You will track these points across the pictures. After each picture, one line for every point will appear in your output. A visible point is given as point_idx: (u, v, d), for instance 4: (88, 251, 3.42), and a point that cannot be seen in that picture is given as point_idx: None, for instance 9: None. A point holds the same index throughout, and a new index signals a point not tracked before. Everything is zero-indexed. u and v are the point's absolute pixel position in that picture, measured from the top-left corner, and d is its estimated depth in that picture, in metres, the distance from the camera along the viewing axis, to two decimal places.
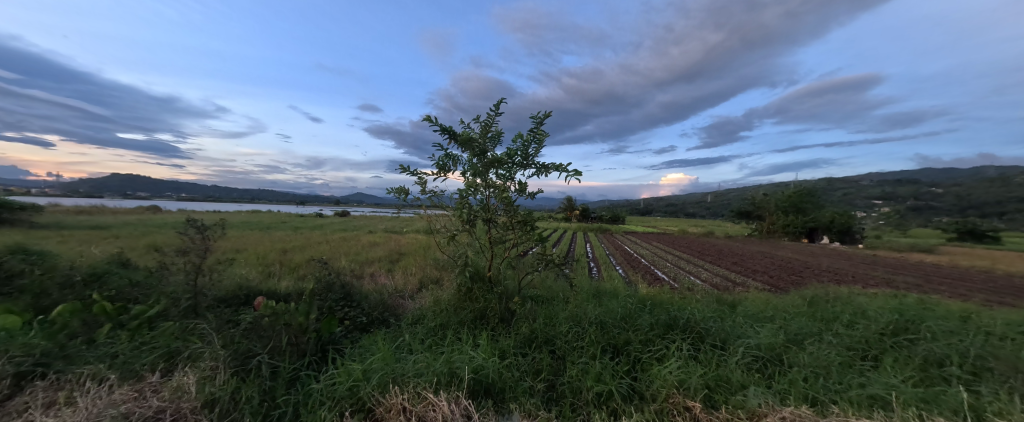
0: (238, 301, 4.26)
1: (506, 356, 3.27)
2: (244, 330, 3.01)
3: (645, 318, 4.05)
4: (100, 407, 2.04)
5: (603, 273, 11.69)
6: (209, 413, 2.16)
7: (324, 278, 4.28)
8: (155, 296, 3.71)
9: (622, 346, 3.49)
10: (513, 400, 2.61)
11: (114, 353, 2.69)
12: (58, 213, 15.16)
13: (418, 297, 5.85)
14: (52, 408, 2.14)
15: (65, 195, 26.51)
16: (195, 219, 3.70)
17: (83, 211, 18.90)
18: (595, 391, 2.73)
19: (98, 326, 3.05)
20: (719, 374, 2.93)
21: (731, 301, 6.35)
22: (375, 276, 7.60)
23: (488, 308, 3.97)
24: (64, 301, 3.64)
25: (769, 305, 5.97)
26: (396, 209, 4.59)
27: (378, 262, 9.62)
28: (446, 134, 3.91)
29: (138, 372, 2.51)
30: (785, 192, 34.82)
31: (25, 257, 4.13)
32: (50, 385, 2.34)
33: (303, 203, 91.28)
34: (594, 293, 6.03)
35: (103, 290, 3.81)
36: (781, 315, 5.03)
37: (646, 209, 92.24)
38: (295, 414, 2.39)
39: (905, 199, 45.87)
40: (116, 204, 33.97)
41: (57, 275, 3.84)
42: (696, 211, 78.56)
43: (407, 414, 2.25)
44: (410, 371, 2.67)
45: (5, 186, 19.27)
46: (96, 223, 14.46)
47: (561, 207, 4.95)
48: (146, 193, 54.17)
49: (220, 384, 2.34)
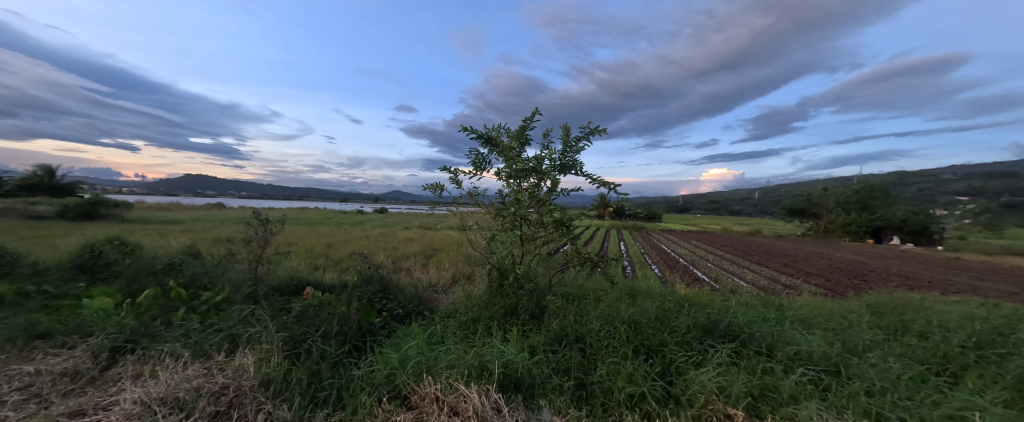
0: (290, 290, 4.61)
1: (536, 352, 3.28)
2: (296, 317, 3.29)
3: (683, 319, 3.89)
4: (176, 380, 2.31)
5: (637, 272, 11.33)
6: (265, 391, 2.38)
7: (364, 272, 4.54)
8: (220, 284, 4.12)
9: (657, 348, 3.39)
10: (542, 396, 2.63)
11: (187, 333, 3.03)
12: (143, 209, 17.28)
13: (450, 292, 6.01)
14: (140, 378, 2.47)
15: (143, 195, 30.37)
16: (259, 212, 3.96)
17: (161, 208, 21.43)
18: (626, 392, 2.67)
19: (174, 309, 3.45)
20: (763, 382, 2.76)
21: (780, 305, 5.87)
22: (410, 271, 7.89)
23: (519, 304, 4.00)
24: (148, 286, 4.17)
25: (826, 311, 5.48)
26: (431, 206, 4.74)
27: (413, 257, 10.02)
28: (482, 140, 3.94)
29: (206, 351, 2.80)
30: (846, 186, 31.54)
31: (121, 247, 4.83)
32: (138, 359, 2.70)
33: (346, 201, 97.01)
34: (628, 292, 5.87)
35: (178, 277, 4.31)
36: (838, 322, 4.61)
37: (687, 207, 87.66)
38: (338, 397, 2.56)
39: (998, 195, 39.94)
40: (188, 201, 38.39)
41: (144, 263, 4.42)
42: (742, 209, 73.64)
43: (440, 404, 2.33)
44: (442, 362, 2.76)
45: (96, 189, 22.37)
46: (170, 217, 16.33)
47: (595, 204, 4.76)
48: (211, 195, 60.31)
49: (274, 366, 2.57)
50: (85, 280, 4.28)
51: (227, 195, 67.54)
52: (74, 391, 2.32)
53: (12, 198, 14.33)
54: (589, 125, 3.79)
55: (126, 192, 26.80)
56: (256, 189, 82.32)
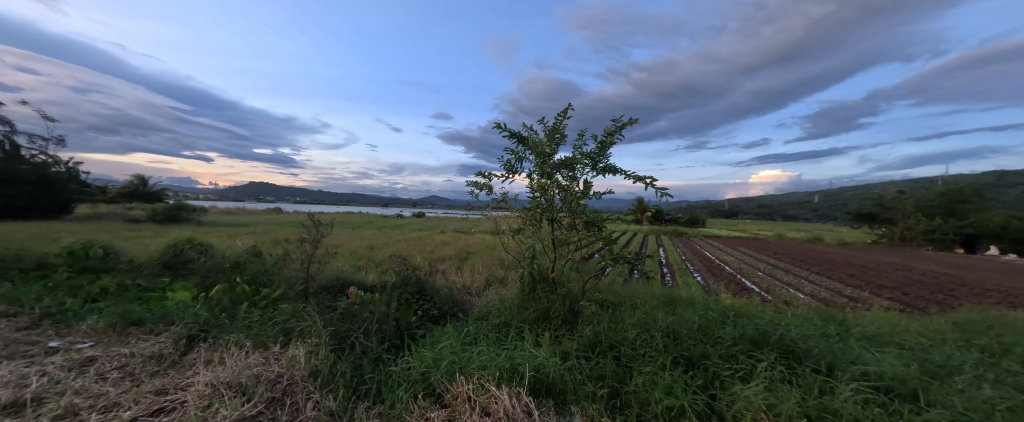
0: (336, 289, 4.95)
1: (568, 358, 3.23)
2: (341, 314, 3.53)
3: (728, 331, 3.66)
4: (240, 367, 2.58)
5: (677, 279, 10.77)
6: (314, 381, 2.57)
7: (403, 273, 4.77)
8: (277, 282, 4.51)
9: (698, 360, 3.21)
10: (573, 403, 2.59)
11: (249, 325, 3.37)
12: (214, 213, 19.37)
13: (483, 294, 6.10)
14: (210, 364, 2.78)
15: (215, 201, 34.17)
16: (312, 216, 4.30)
17: (229, 212, 23.88)
18: (664, 404, 2.55)
19: (239, 303, 3.85)
20: (819, 402, 2.52)
21: (844, 320, 5.29)
22: (445, 273, 8.12)
23: (551, 309, 3.97)
24: (219, 282, 4.68)
25: (902, 328, 4.83)
26: (466, 210, 4.87)
27: (448, 260, 10.29)
28: (515, 139, 3.99)
29: (265, 342, 3.09)
30: (928, 188, 27.81)
31: (197, 247, 5.47)
32: (209, 346, 3.04)
33: (387, 206, 101.92)
34: (666, 300, 5.60)
35: (243, 274, 4.80)
36: (915, 341, 4.06)
37: (734, 211, 82.04)
38: (378, 391, 2.70)
39: None
40: (251, 206, 42.40)
41: (215, 262, 4.97)
42: (799, 214, 67.46)
43: (472, 403, 2.38)
44: (475, 363, 2.83)
45: (177, 196, 25.43)
46: (237, 221, 18.19)
47: (630, 208, 4.64)
48: (270, 200, 66.11)
49: (322, 358, 2.78)
50: (169, 275, 4.90)
51: (284, 201, 73.72)
52: (159, 372, 2.66)
53: (115, 204, 16.78)
54: (621, 117, 3.70)
55: (202, 198, 30.26)
56: (309, 195, 89.09)
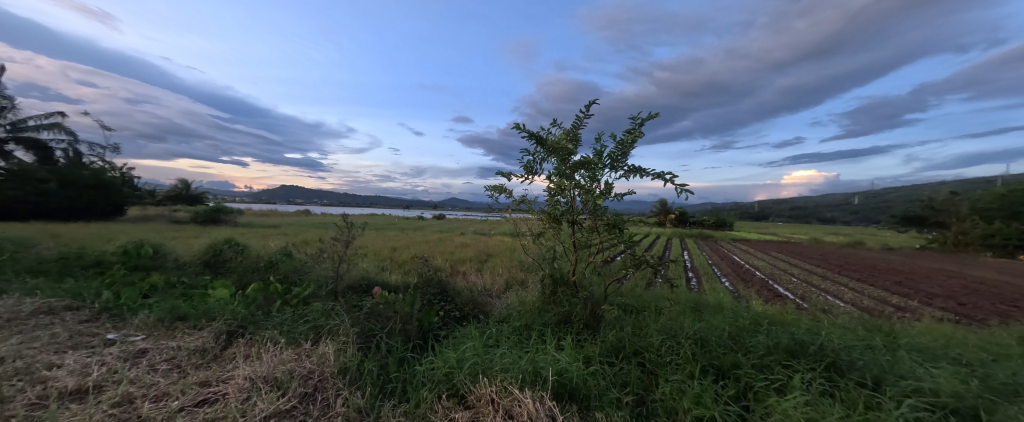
0: (362, 289, 5.10)
1: (592, 363, 3.18)
2: (366, 313, 3.63)
3: (760, 339, 3.49)
4: (275, 362, 2.70)
5: (704, 285, 10.40)
6: (343, 378, 2.66)
7: (425, 274, 4.85)
8: (307, 281, 4.70)
9: (728, 370, 3.09)
10: (598, 409, 2.55)
11: (282, 322, 3.52)
12: (250, 215, 20.46)
13: (504, 297, 6.11)
14: (248, 358, 2.93)
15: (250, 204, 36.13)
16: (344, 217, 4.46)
17: (263, 214, 25.14)
18: (693, 413, 2.46)
19: (273, 301, 4.04)
20: (865, 418, 2.36)
21: (890, 330, 4.91)
22: (466, 275, 8.20)
23: (573, 312, 3.93)
24: (254, 280, 4.93)
25: (958, 342, 4.43)
26: (487, 212, 4.90)
27: (469, 261, 10.39)
28: (534, 139, 3.98)
29: (297, 339, 3.23)
30: (987, 189, 25.51)
31: (234, 247, 5.78)
32: (246, 341, 3.20)
33: (410, 208, 104.14)
34: (692, 306, 5.41)
35: (276, 274, 5.03)
36: (973, 355, 3.72)
37: (765, 213, 78.39)
38: (403, 390, 2.76)
39: None
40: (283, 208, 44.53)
41: (251, 261, 5.24)
42: (838, 216, 63.57)
43: (495, 406, 2.39)
44: (497, 365, 2.83)
45: (217, 199, 27.11)
46: (270, 223, 19.11)
47: (655, 211, 4.53)
48: (300, 203, 69.06)
49: (350, 356, 2.87)
50: (210, 273, 5.21)
51: (313, 203, 76.81)
52: (202, 364, 2.82)
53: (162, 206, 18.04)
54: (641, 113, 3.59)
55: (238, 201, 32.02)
56: (335, 197, 92.43)
